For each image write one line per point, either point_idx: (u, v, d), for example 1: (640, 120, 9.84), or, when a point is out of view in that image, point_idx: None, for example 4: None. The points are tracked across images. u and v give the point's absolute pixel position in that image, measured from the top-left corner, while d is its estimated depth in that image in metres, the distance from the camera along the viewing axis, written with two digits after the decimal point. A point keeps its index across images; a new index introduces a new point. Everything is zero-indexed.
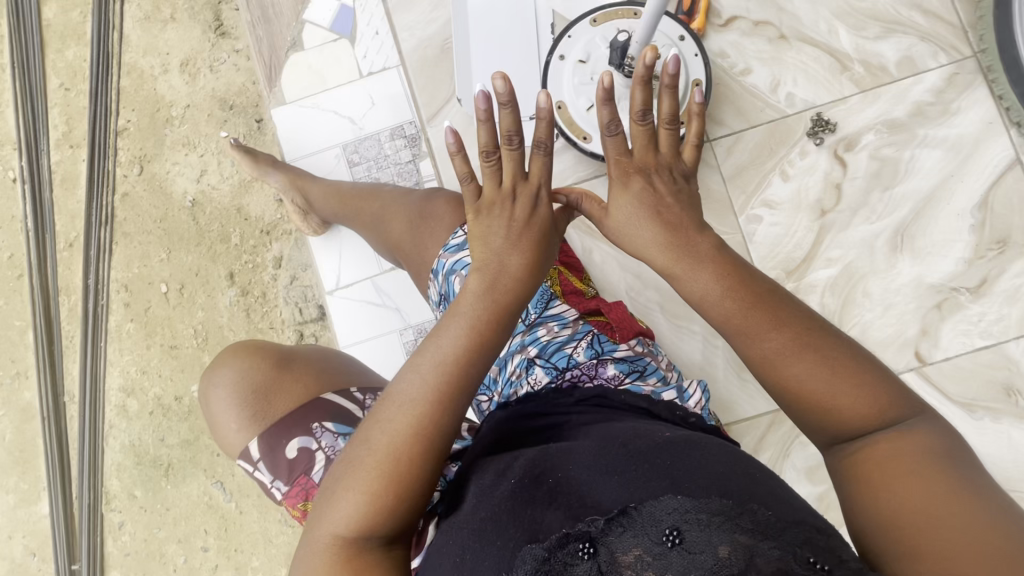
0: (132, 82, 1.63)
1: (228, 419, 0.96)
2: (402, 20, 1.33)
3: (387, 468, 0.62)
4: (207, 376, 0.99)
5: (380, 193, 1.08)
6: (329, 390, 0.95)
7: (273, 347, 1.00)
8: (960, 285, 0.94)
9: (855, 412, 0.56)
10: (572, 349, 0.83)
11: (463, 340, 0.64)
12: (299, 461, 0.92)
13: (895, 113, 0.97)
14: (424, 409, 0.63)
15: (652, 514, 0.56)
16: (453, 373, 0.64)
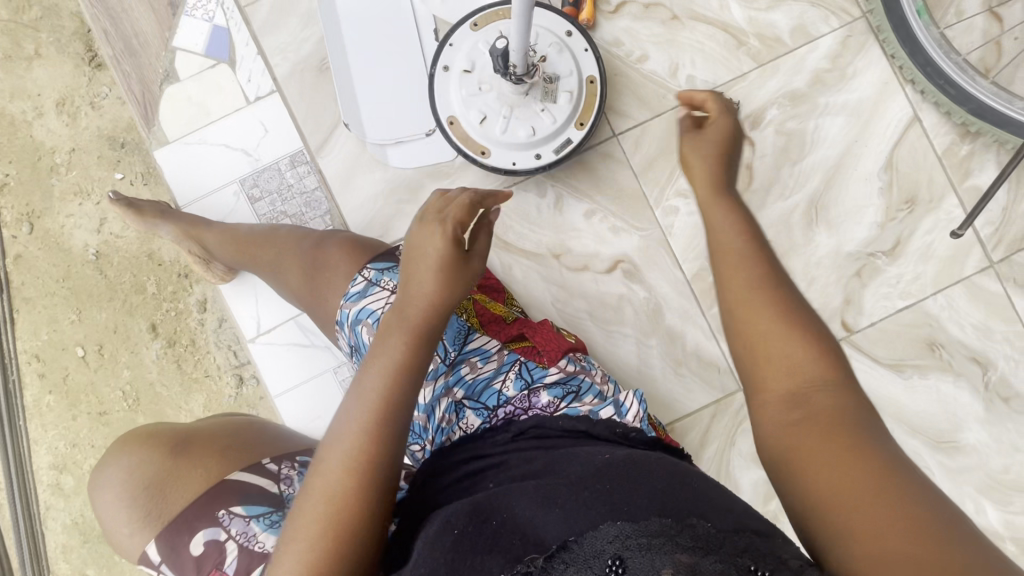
0: (4, 131, 1.66)
1: (120, 522, 0.87)
2: (270, 44, 1.22)
3: (327, 507, 0.60)
4: (94, 476, 0.91)
5: (275, 237, 1.00)
6: (235, 470, 0.86)
7: (166, 432, 0.92)
8: (875, 250, 0.95)
9: (799, 372, 0.55)
10: (501, 385, 0.76)
11: (393, 362, 0.64)
12: (207, 556, 0.83)
13: (795, 84, 0.95)
14: (361, 437, 0.62)
15: (593, 546, 0.52)
16: (387, 395, 0.63)
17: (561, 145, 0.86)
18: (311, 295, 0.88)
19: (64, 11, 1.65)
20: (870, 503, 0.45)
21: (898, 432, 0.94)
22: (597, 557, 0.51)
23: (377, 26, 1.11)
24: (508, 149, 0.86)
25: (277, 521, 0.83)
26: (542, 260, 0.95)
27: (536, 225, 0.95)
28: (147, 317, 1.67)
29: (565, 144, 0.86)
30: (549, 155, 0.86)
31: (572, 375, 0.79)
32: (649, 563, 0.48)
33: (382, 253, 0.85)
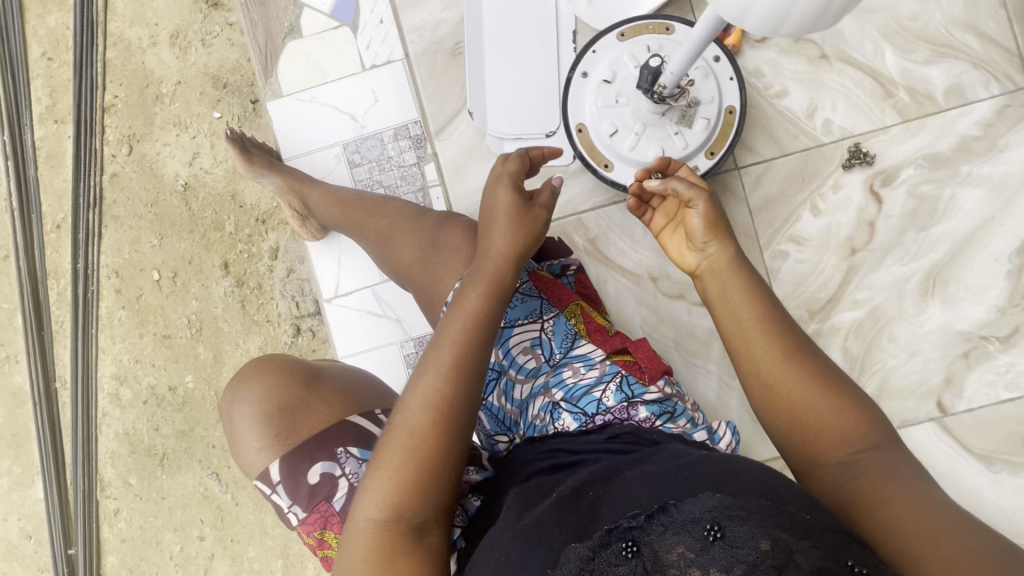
0: (120, 54, 1.72)
1: (251, 435, 0.88)
2: (410, 21, 1.22)
3: (408, 443, 0.64)
4: (232, 388, 0.91)
5: (386, 208, 1.01)
6: (356, 412, 0.89)
7: (299, 363, 0.93)
8: (990, 334, 0.90)
9: (827, 421, 0.57)
10: (602, 395, 0.73)
11: (469, 312, 0.69)
12: (321, 487, 0.85)
13: (939, 146, 0.91)
14: (438, 378, 0.66)
15: (691, 512, 0.50)
16: (464, 340, 0.68)
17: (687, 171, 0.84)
18: (415, 273, 0.90)
19: None
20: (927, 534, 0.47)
21: (977, 525, 0.90)
22: (694, 521, 0.50)
23: (511, 17, 1.09)
24: (632, 167, 0.84)
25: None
26: (639, 281, 0.94)
27: (638, 245, 0.94)
28: (221, 254, 1.73)
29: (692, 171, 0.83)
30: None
31: (669, 397, 0.75)
32: (748, 531, 0.47)
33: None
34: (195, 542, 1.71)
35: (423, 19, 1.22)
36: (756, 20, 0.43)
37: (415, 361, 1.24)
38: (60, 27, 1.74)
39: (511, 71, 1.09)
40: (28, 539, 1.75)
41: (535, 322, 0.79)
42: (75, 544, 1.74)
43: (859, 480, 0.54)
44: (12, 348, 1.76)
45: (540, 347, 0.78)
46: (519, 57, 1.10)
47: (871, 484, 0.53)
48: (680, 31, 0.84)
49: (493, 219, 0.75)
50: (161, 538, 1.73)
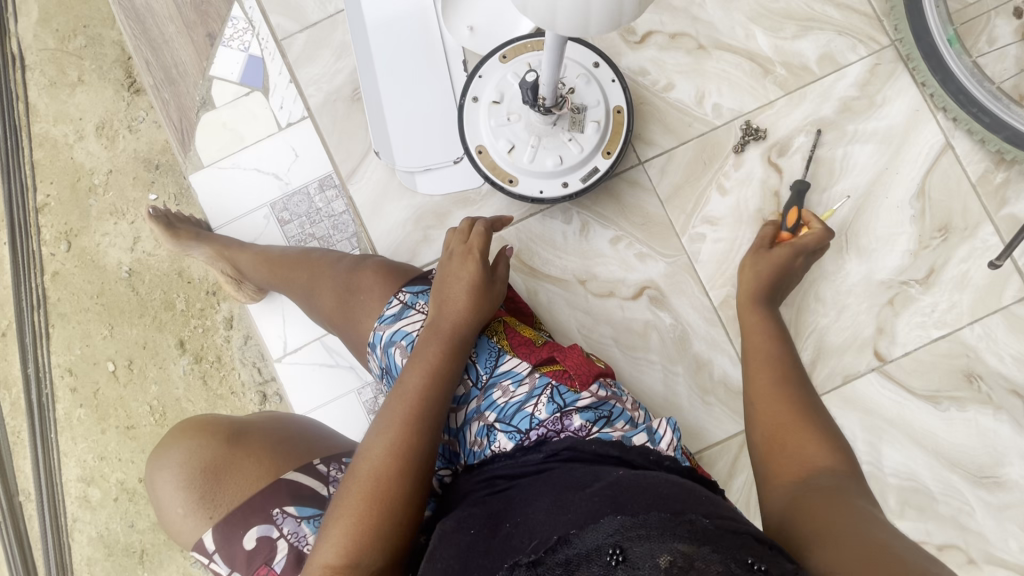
0: (47, 154, 1.73)
1: (174, 503, 0.85)
2: (305, 75, 1.26)
3: (372, 489, 0.66)
4: (152, 459, 0.89)
5: (310, 257, 1.02)
6: (288, 469, 0.86)
7: (223, 421, 0.90)
8: (908, 278, 0.93)
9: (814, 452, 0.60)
10: (532, 409, 0.75)
11: (429, 364, 0.73)
12: (260, 551, 0.84)
13: (824, 111, 0.95)
14: (396, 428, 0.69)
15: (595, 539, 0.53)
16: (423, 392, 0.71)
17: (587, 175, 0.87)
18: (341, 319, 0.89)
19: (106, 40, 1.73)
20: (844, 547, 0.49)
21: (936, 465, 0.92)
22: (597, 549, 0.52)
23: (409, 56, 1.13)
24: (536, 178, 0.87)
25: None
26: (568, 286, 0.95)
27: (561, 251, 0.95)
28: (175, 333, 1.72)
29: (593, 174, 0.87)
30: (577, 184, 0.87)
31: (604, 400, 0.78)
32: (648, 551, 0.50)
33: (418, 277, 0.87)
34: None
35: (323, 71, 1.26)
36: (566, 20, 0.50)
37: (374, 406, 1.22)
38: None
39: (411, 106, 1.13)
40: None
41: None
42: None
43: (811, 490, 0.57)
44: None
45: (468, 372, 0.81)
46: (419, 90, 1.13)
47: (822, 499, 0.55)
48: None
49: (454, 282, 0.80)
50: None
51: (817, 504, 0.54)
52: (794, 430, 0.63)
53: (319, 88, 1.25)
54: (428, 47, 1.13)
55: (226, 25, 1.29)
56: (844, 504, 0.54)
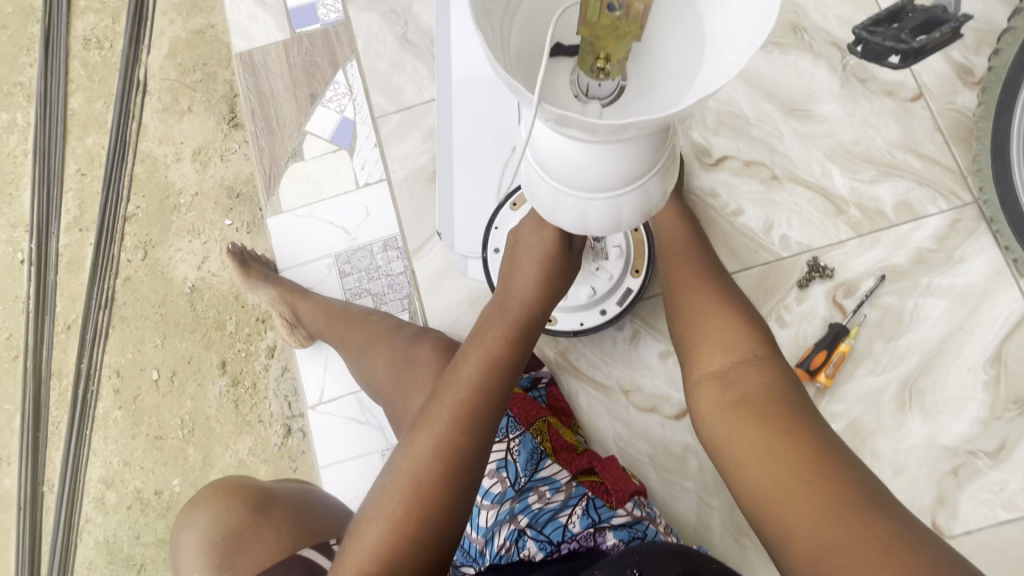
0: (146, 170, 1.89)
1: (193, 568, 0.86)
2: (393, 152, 1.30)
3: (415, 490, 0.61)
4: (180, 519, 0.90)
5: (368, 320, 1.05)
6: (306, 544, 0.86)
7: (251, 485, 0.92)
8: (976, 448, 0.87)
9: (729, 353, 0.67)
10: (567, 521, 0.77)
11: (489, 352, 0.67)
12: None
13: (896, 259, 0.93)
14: (446, 424, 0.63)
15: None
16: (482, 384, 0.65)
17: (622, 297, 0.91)
18: (392, 389, 0.91)
19: (218, 78, 1.91)
20: (797, 481, 0.56)
21: None
22: None
23: (482, 135, 1.06)
24: (575, 312, 0.91)
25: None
26: (611, 394, 0.94)
27: (608, 358, 0.95)
28: (220, 353, 1.79)
29: (626, 295, 0.91)
30: (614, 308, 0.91)
31: (638, 520, 0.78)
32: None
33: None
34: None
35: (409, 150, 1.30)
36: (596, 227, 0.54)
37: None
38: (96, 147, 1.93)
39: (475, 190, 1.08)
40: None
41: (502, 443, 0.81)
42: None
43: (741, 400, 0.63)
44: (7, 450, 1.83)
45: (506, 470, 0.79)
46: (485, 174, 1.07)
47: (757, 410, 0.62)
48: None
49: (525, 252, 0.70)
50: None
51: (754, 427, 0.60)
52: (711, 331, 0.69)
53: (403, 165, 1.29)
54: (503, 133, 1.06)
55: (328, 87, 1.41)
56: (774, 413, 0.61)
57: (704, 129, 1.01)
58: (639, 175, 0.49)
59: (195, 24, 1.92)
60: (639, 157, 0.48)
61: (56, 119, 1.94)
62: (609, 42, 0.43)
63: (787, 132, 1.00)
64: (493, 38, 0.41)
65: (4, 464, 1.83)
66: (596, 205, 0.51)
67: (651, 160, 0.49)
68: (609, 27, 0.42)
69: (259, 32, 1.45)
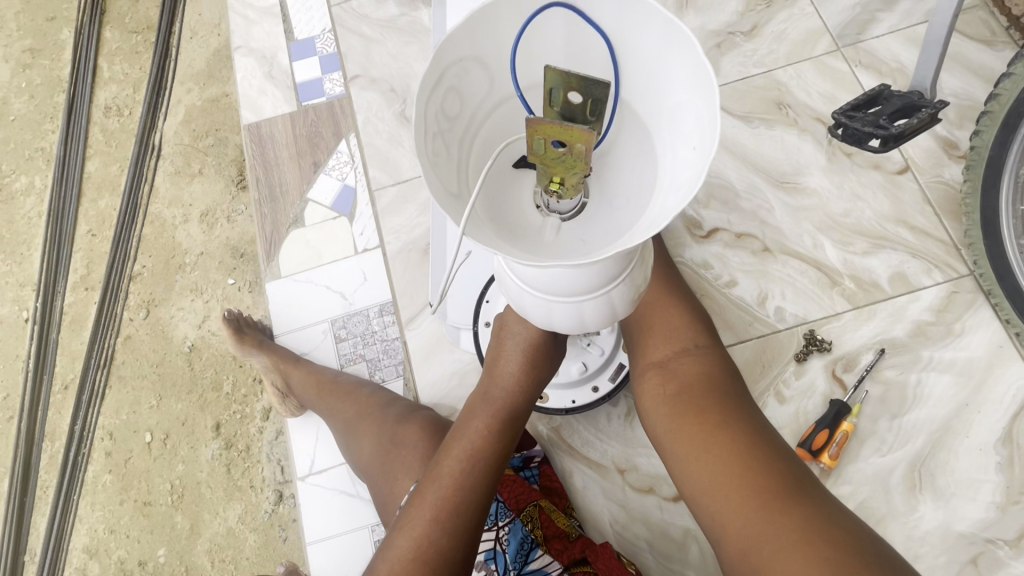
0: (154, 231, 1.94)
1: None
2: (389, 225, 1.33)
3: None
4: None
5: (358, 393, 1.03)
6: None
7: None
8: (994, 536, 0.82)
9: (672, 349, 0.78)
10: None
11: (471, 447, 0.70)
12: None
13: (894, 332, 0.92)
14: (426, 523, 0.65)
15: None
16: (461, 479, 0.68)
17: (614, 373, 0.90)
18: (378, 470, 0.88)
19: (231, 143, 1.99)
20: (730, 473, 0.64)
21: None
22: None
23: None
24: (566, 389, 0.90)
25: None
26: (606, 473, 0.90)
27: (604, 434, 0.92)
28: (215, 415, 1.76)
29: (618, 371, 0.90)
30: (606, 385, 0.90)
31: None
32: None
33: None
34: None
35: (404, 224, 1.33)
36: (562, 323, 0.55)
37: None
38: (108, 208, 1.98)
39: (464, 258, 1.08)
40: None
41: (491, 531, 0.78)
42: None
43: (680, 390, 0.73)
44: None
45: (495, 561, 0.75)
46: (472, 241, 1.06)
47: (693, 403, 0.71)
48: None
49: (506, 347, 0.75)
50: None
51: (691, 420, 0.69)
52: (663, 326, 0.81)
53: (398, 237, 1.32)
54: None
55: (331, 156, 1.46)
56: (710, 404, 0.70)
57: (694, 202, 1.02)
58: (601, 284, 0.51)
59: (211, 93, 2.02)
60: (604, 268, 0.49)
61: (73, 182, 2.01)
62: (559, 170, 0.46)
63: (777, 205, 1.01)
64: (445, 166, 0.45)
65: None
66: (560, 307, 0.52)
67: (615, 270, 0.50)
68: (556, 159, 0.45)
69: (268, 105, 1.52)
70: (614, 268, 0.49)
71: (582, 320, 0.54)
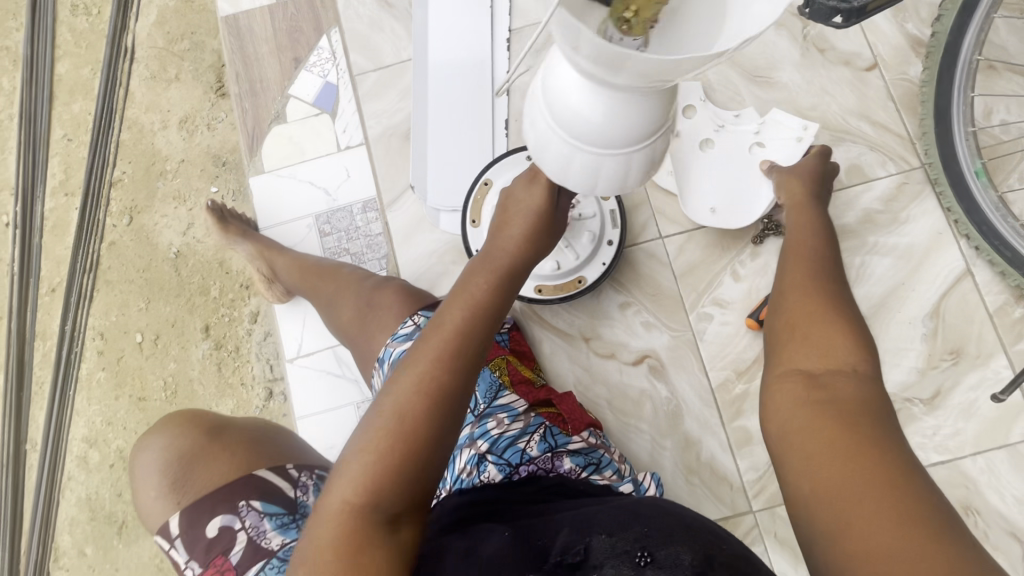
0: (132, 136, 1.91)
1: (147, 485, 0.89)
2: (369, 109, 1.37)
3: (397, 431, 0.56)
4: (138, 446, 0.93)
5: (339, 272, 1.08)
6: (263, 466, 0.88)
7: (209, 417, 0.95)
8: (913, 396, 0.93)
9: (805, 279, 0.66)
10: (525, 444, 0.77)
11: (474, 296, 0.62)
12: (218, 540, 0.83)
13: (846, 219, 0.98)
14: (428, 366, 0.58)
15: (622, 542, 0.56)
16: (463, 328, 0.60)
17: (613, 220, 0.95)
18: (357, 331, 0.94)
19: (207, 47, 1.92)
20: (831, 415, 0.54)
21: None
22: (625, 550, 0.55)
23: (455, 112, 1.25)
24: (593, 261, 0.95)
25: (288, 523, 0.84)
26: (572, 340, 0.98)
27: (571, 307, 0.99)
28: (204, 318, 1.82)
29: (615, 216, 0.95)
30: (614, 232, 0.95)
31: (594, 448, 0.81)
32: (673, 552, 0.54)
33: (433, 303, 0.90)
34: None
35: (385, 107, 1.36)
36: (576, 181, 0.53)
37: None
38: (82, 114, 1.94)
39: (447, 149, 1.24)
40: None
41: None
42: None
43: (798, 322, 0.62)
44: None
45: None
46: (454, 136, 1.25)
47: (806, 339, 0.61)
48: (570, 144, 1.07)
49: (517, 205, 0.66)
50: None
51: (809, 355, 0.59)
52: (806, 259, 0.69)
53: (379, 122, 1.36)
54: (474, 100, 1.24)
55: (312, 53, 1.43)
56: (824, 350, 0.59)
57: None
58: (632, 140, 0.48)
59: None
60: (639, 118, 0.46)
61: None
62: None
63: (748, 97, 1.04)
64: None
65: None
66: (583, 154, 0.49)
67: (646, 127, 0.47)
68: None
69: None
70: (648, 122, 0.46)
71: (598, 177, 0.51)
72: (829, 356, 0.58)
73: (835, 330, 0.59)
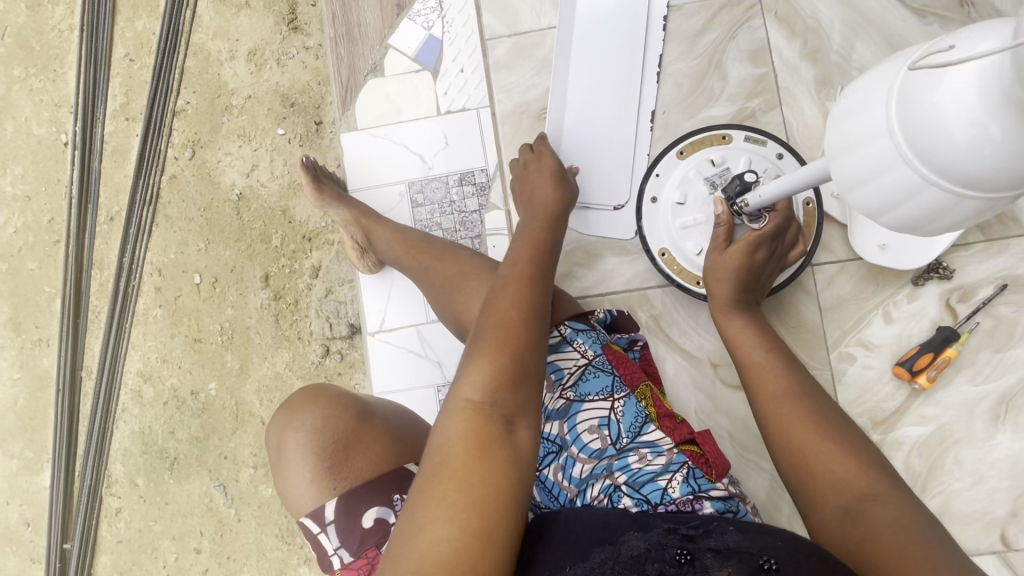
0: (198, 64, 1.76)
1: (302, 468, 0.88)
2: (502, 82, 1.24)
3: (502, 332, 0.70)
4: (282, 423, 0.91)
5: (455, 254, 1.03)
6: (411, 461, 0.90)
7: (350, 396, 0.93)
8: None
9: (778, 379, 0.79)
10: (667, 484, 0.73)
11: (530, 248, 0.87)
12: (374, 533, 0.85)
13: (1019, 269, 0.97)
14: (514, 289, 0.77)
15: (749, 547, 0.57)
16: (530, 264, 0.83)
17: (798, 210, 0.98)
18: None
19: None
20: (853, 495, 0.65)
21: None
22: (752, 553, 0.55)
23: (597, 81, 1.15)
24: None
25: None
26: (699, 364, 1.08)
27: (703, 333, 1.08)
28: (264, 267, 1.74)
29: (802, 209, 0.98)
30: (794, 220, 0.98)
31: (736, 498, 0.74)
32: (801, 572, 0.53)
33: (579, 314, 0.90)
34: (192, 554, 1.73)
35: (518, 82, 1.23)
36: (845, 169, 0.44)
37: None
38: (146, 32, 1.79)
39: (588, 122, 1.15)
40: (26, 526, 1.78)
41: (606, 400, 0.82)
42: (71, 539, 1.77)
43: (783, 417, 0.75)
44: (46, 332, 1.80)
45: (608, 428, 0.80)
46: (599, 108, 1.15)
47: (792, 431, 0.73)
48: (734, 138, 1.05)
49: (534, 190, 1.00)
50: (157, 545, 1.74)
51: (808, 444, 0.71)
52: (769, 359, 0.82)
53: (510, 96, 1.24)
54: (619, 71, 1.15)
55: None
56: (810, 444, 0.71)
57: None
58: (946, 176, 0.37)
59: None
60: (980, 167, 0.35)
61: None
62: None
63: None
64: None
65: (42, 344, 1.80)
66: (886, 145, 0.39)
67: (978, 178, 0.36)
68: None
69: None
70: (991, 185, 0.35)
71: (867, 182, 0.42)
72: (844, 480, 0.67)
73: (815, 426, 0.72)
